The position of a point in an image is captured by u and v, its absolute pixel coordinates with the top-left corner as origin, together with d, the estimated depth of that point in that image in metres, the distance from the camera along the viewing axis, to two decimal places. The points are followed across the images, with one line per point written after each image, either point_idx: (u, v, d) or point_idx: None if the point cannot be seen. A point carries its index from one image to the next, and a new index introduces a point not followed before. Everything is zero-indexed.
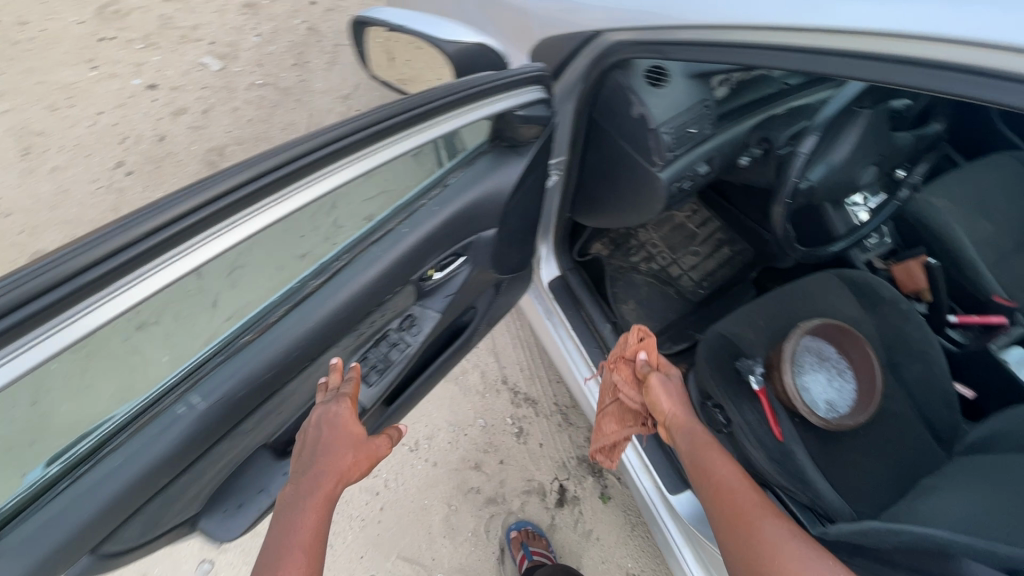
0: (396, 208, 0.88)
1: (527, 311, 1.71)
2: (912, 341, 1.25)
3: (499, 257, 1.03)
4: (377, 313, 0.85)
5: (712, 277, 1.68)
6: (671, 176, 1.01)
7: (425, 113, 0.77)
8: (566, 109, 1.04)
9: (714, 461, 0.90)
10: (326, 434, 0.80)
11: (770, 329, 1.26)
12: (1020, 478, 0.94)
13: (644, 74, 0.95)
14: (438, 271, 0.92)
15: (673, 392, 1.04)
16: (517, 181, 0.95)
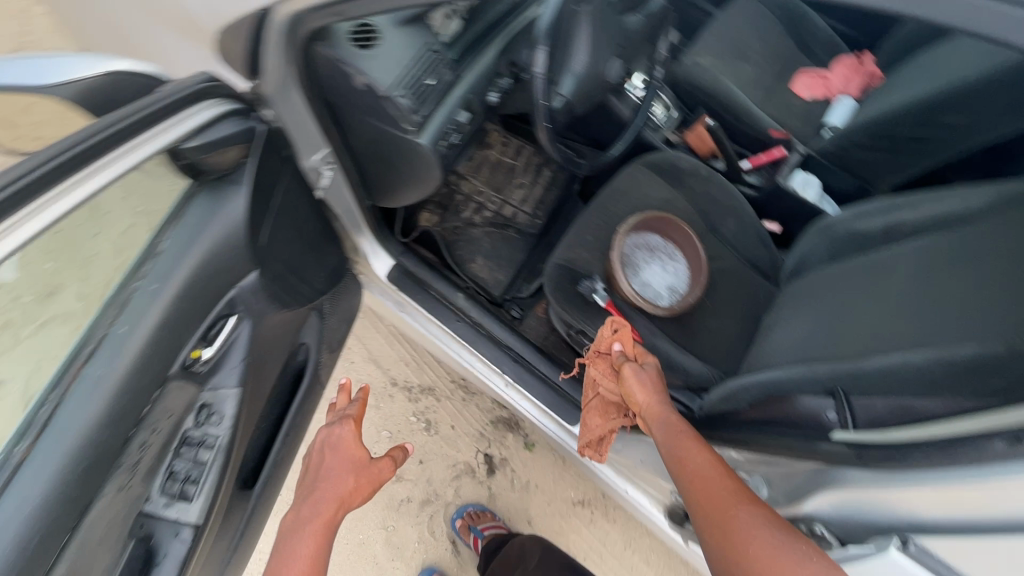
0: (103, 306, 0.72)
1: (381, 309, 1.59)
2: (720, 200, 1.32)
3: (283, 294, 0.91)
4: (145, 432, 0.70)
5: (544, 203, 1.62)
6: (431, 138, 0.92)
7: (58, 172, 0.61)
8: (295, 99, 0.88)
9: (691, 449, 0.84)
10: (335, 452, 1.23)
11: (600, 240, 1.27)
12: (830, 281, 1.07)
13: (348, 39, 0.83)
14: (205, 350, 0.77)
15: (648, 376, 0.98)
16: (251, 210, 0.83)
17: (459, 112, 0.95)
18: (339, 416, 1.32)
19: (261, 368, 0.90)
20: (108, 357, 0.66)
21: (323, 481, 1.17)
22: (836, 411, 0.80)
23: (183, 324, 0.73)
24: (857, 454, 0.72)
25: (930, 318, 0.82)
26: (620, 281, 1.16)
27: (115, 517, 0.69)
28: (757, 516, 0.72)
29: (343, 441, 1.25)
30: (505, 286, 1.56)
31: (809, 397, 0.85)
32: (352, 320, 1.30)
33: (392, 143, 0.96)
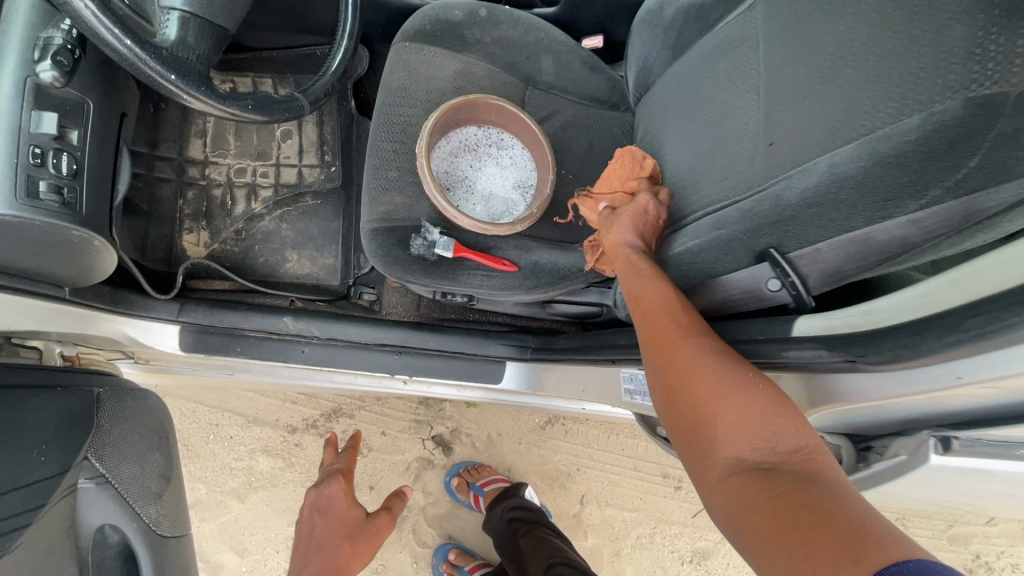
0: None
1: (213, 377, 1.21)
2: (522, 39, 0.98)
3: None
4: None
5: (325, 141, 1.21)
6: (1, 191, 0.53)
7: None
8: None
9: (645, 279, 0.66)
10: (322, 515, 1.07)
11: (406, 169, 0.92)
12: (692, 94, 0.81)
13: None
14: None
15: (629, 215, 0.75)
16: None
17: (35, 118, 0.55)
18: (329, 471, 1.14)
19: None
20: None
21: (309, 555, 1.01)
22: (779, 280, 0.61)
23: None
24: (852, 363, 0.52)
25: (831, 95, 0.59)
26: (457, 219, 0.85)
27: None
28: (707, 348, 0.57)
29: (334, 502, 1.08)
30: (340, 270, 1.20)
31: (737, 272, 0.65)
32: (165, 428, 0.87)
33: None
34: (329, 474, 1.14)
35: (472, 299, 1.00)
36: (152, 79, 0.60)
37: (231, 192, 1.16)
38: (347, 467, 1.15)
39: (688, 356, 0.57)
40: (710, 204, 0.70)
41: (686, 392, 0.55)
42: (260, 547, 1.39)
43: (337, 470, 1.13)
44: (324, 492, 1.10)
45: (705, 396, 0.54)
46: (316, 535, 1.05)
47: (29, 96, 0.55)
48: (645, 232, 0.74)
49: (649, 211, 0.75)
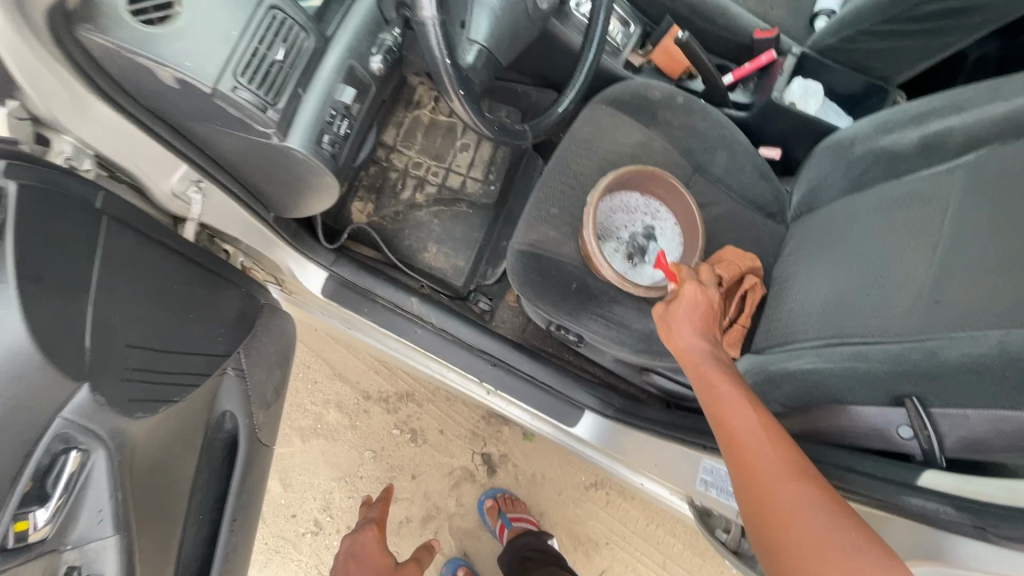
0: None
1: (328, 326, 1.35)
2: (707, 133, 1.06)
3: (143, 391, 0.65)
4: None
5: (495, 162, 1.34)
6: (302, 134, 0.68)
7: None
8: (108, 117, 0.66)
9: (731, 403, 0.64)
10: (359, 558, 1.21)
11: (567, 212, 1.02)
12: (855, 228, 0.84)
13: (141, 19, 0.59)
14: (42, 513, 0.54)
15: (684, 310, 0.76)
16: (34, 312, 0.54)
17: (341, 88, 0.70)
18: (364, 522, 1.31)
19: (169, 474, 0.71)
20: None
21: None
22: (913, 428, 0.62)
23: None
24: (981, 529, 0.53)
25: (1017, 283, 0.63)
26: (601, 266, 0.93)
27: None
28: (802, 487, 0.55)
29: (367, 549, 1.24)
30: (467, 274, 1.32)
31: (872, 409, 0.65)
32: (291, 351, 1.04)
33: (248, 149, 0.72)
34: (364, 522, 1.30)
35: (579, 341, 1.06)
36: (442, 86, 0.73)
37: (403, 179, 1.33)
38: (378, 516, 1.33)
39: (785, 504, 0.54)
40: (848, 340, 0.74)
41: (787, 546, 0.53)
42: (302, 488, 1.50)
43: (371, 521, 1.30)
44: (359, 539, 1.26)
45: (808, 553, 0.51)
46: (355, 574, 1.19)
47: (344, 72, 0.71)
48: (704, 328, 0.75)
49: (699, 299, 0.77)
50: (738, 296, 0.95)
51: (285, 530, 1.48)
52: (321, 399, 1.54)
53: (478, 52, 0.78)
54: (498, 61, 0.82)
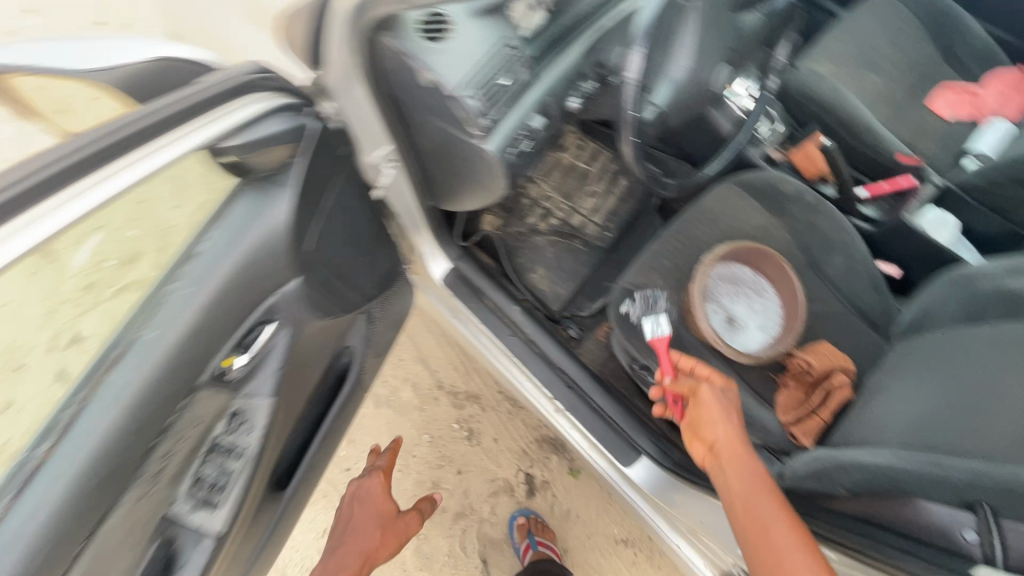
0: (139, 305, 0.65)
1: (433, 312, 1.52)
2: (828, 234, 1.11)
3: (325, 300, 0.83)
4: (162, 442, 0.65)
5: (617, 215, 1.50)
6: (499, 144, 0.81)
7: (98, 155, 0.55)
8: (356, 94, 0.85)
9: (768, 509, 0.74)
10: (363, 498, 1.29)
11: (677, 268, 1.12)
12: (962, 354, 0.87)
13: (418, 30, 0.75)
14: (240, 358, 0.71)
15: (721, 403, 0.86)
16: (294, 215, 0.73)
17: (534, 117, 0.84)
18: (370, 468, 1.36)
19: (308, 373, 0.87)
20: (139, 361, 0.61)
21: (350, 535, 1.21)
22: (978, 533, 0.65)
23: (217, 328, 0.66)
24: None
25: None
26: (700, 322, 1.00)
27: (138, 521, 0.66)
28: None
29: (371, 494, 1.29)
30: (565, 301, 1.44)
31: (943, 508, 0.69)
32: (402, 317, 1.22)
33: (443, 148, 0.88)
34: (370, 470, 1.34)
35: None
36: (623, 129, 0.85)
37: (533, 206, 1.50)
38: (386, 464, 1.37)
39: None
40: (931, 449, 0.75)
41: None
42: (360, 448, 1.64)
43: (378, 468, 1.35)
44: (364, 484, 1.31)
45: None
46: (356, 514, 1.26)
47: (540, 105, 0.84)
48: (735, 422, 0.85)
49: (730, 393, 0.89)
50: (821, 392, 0.99)
51: (334, 481, 1.62)
52: (399, 376, 1.70)
53: (655, 113, 0.90)
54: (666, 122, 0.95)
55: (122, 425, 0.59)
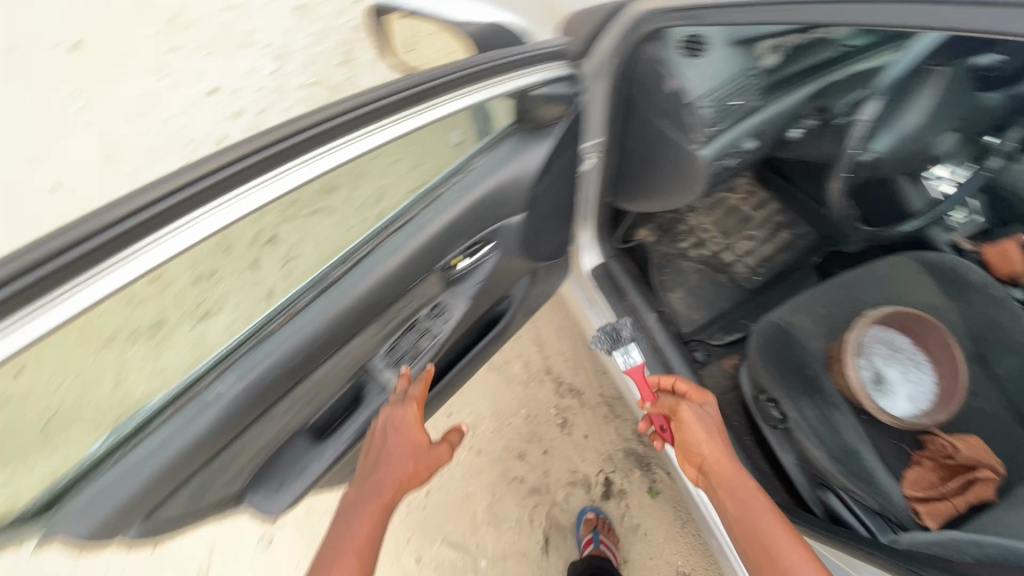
0: (419, 195, 0.85)
1: (569, 301, 1.64)
2: (1012, 333, 1.06)
3: (528, 244, 1.00)
4: (401, 303, 0.82)
5: (770, 262, 1.55)
6: (713, 153, 0.98)
7: (444, 83, 0.74)
8: (598, 88, 0.93)
9: (772, 530, 0.84)
10: (384, 443, 0.89)
11: (830, 319, 1.14)
12: None
13: (678, 44, 0.89)
14: (464, 260, 0.88)
15: (700, 424, 0.97)
16: (544, 164, 0.88)
17: (747, 139, 1.01)
18: (399, 397, 0.92)
19: (491, 298, 1.04)
20: (411, 236, 0.79)
21: (377, 467, 0.87)
22: None
23: (462, 233, 0.83)
24: None
25: None
26: (850, 370, 1.03)
27: (358, 357, 0.84)
28: None
29: (405, 431, 0.91)
30: (698, 326, 1.49)
31: None
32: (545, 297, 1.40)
33: (659, 146, 1.00)
34: (399, 398, 0.91)
35: (779, 423, 1.13)
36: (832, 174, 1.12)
37: (689, 233, 1.61)
38: (420, 397, 0.93)
39: None
40: None
41: None
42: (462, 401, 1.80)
43: (415, 396, 0.92)
44: (394, 411, 0.91)
45: None
46: (375, 472, 0.87)
47: (755, 131, 1.01)
48: (713, 434, 0.97)
49: (706, 412, 1.00)
50: (962, 479, 0.95)
51: None
52: (514, 350, 1.84)
53: (871, 157, 1.10)
54: (882, 168, 1.14)
55: (387, 279, 0.77)
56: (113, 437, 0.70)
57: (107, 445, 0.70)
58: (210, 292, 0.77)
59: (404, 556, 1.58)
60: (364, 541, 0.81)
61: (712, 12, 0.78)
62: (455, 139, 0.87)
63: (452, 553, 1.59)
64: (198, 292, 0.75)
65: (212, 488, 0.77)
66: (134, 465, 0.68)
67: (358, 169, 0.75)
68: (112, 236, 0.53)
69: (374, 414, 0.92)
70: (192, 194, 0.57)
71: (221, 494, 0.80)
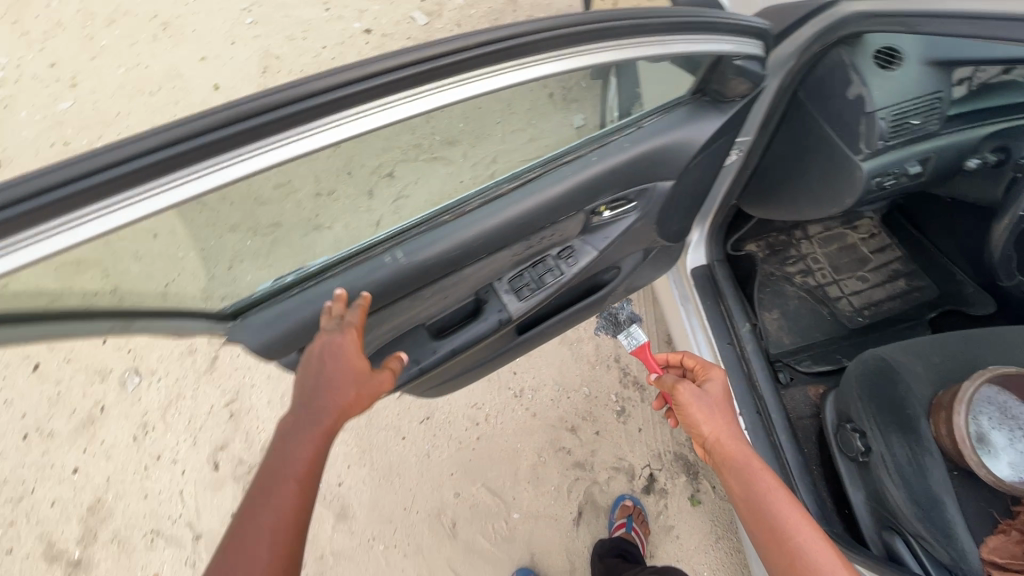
0: (588, 139, 0.90)
1: (660, 294, 1.66)
2: None
3: (664, 217, 1.05)
4: (548, 232, 0.91)
5: (877, 307, 1.51)
6: (875, 169, 0.96)
7: (633, 28, 0.73)
8: (773, 83, 0.96)
9: (773, 505, 0.83)
10: (324, 370, 0.81)
11: (943, 369, 1.10)
12: None
13: (874, 54, 0.90)
14: (608, 211, 0.95)
15: (705, 401, 0.98)
16: (709, 139, 0.91)
17: (914, 163, 0.98)
18: (332, 324, 0.82)
19: (611, 260, 1.09)
20: (578, 171, 0.86)
21: (312, 390, 0.81)
22: None
23: (621, 181, 0.89)
24: None
25: None
26: (959, 415, 0.98)
27: (495, 270, 0.93)
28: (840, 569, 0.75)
29: (341, 357, 0.82)
30: (784, 350, 1.47)
31: None
32: (643, 283, 1.42)
33: (819, 147, 1.02)
34: (336, 325, 0.82)
35: (862, 457, 1.13)
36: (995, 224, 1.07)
37: (798, 259, 1.60)
38: (357, 325, 0.82)
39: None
40: None
41: None
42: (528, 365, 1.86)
43: (351, 325, 0.81)
44: (329, 337, 0.82)
45: None
46: (314, 400, 0.81)
47: (924, 156, 0.98)
48: (718, 411, 0.97)
49: (716, 390, 1.01)
50: None
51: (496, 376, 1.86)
52: (588, 331, 1.88)
53: None
54: None
55: (547, 203, 0.86)
56: (297, 275, 0.87)
57: (288, 281, 0.87)
58: (348, 186, 0.82)
59: (444, 488, 1.67)
60: (304, 469, 0.77)
61: (929, 21, 0.82)
62: (578, 122, 0.91)
63: (488, 498, 1.66)
64: (348, 180, 0.81)
65: (357, 342, 0.92)
66: (319, 297, 0.85)
67: (479, 122, 0.82)
68: (215, 138, 0.60)
69: (488, 329, 1.01)
70: (406, 75, 0.65)
71: (354, 355, 0.94)
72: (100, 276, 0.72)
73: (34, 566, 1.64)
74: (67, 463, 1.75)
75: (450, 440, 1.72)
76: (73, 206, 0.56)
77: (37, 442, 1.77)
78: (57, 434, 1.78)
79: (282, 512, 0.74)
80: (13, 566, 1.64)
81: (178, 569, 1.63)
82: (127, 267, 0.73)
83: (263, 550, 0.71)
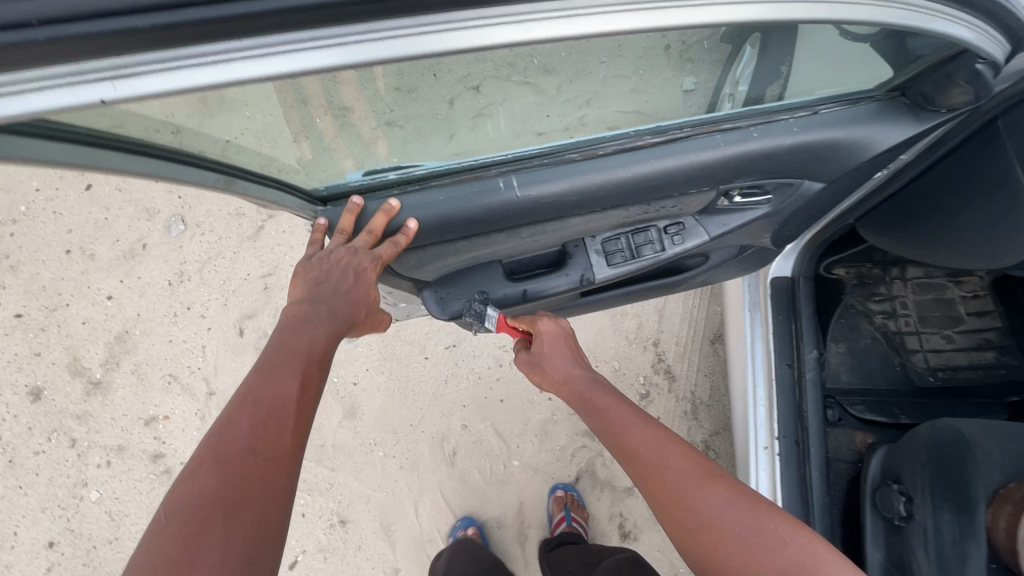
0: (756, 108, 0.80)
1: (728, 292, 1.55)
2: None
3: (787, 219, 0.95)
4: (671, 201, 0.84)
5: (953, 371, 1.42)
6: None
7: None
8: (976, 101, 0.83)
9: (643, 448, 0.86)
10: (346, 279, 0.87)
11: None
12: None
13: None
14: (740, 196, 0.87)
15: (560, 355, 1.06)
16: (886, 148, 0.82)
17: None
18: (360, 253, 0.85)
19: (712, 247, 0.99)
20: (732, 143, 0.78)
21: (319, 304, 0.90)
22: None
23: (771, 166, 0.81)
24: None
25: None
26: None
27: (602, 224, 0.88)
28: (715, 490, 0.78)
29: (362, 281, 0.87)
30: (840, 388, 1.39)
31: None
32: (722, 279, 1.30)
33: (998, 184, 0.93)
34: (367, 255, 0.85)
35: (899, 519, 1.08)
36: None
37: (886, 299, 1.48)
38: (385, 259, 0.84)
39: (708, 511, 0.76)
40: None
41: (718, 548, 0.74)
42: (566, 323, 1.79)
43: (381, 258, 0.84)
44: (355, 262, 0.85)
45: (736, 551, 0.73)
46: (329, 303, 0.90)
47: None
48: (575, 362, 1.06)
49: (559, 331, 1.09)
50: None
51: None
52: (635, 306, 1.79)
53: None
54: None
55: (687, 168, 0.79)
56: (400, 174, 0.82)
57: (390, 179, 0.83)
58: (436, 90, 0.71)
59: (453, 417, 1.67)
60: (322, 356, 0.86)
61: None
62: (687, 85, 0.77)
63: (493, 439, 1.66)
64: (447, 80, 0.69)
65: (440, 259, 0.89)
66: (421, 205, 0.81)
67: (589, 56, 0.68)
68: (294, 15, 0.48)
69: (566, 285, 0.95)
70: None
71: (427, 272, 0.91)
72: (192, 115, 0.64)
73: (59, 375, 1.71)
74: (102, 288, 1.77)
75: (470, 373, 1.70)
76: (100, 54, 0.44)
77: (78, 260, 1.79)
78: (97, 258, 1.79)
79: (303, 386, 0.81)
80: (40, 368, 1.72)
81: (188, 417, 1.69)
82: (226, 113, 0.66)
83: (289, 407, 0.78)
